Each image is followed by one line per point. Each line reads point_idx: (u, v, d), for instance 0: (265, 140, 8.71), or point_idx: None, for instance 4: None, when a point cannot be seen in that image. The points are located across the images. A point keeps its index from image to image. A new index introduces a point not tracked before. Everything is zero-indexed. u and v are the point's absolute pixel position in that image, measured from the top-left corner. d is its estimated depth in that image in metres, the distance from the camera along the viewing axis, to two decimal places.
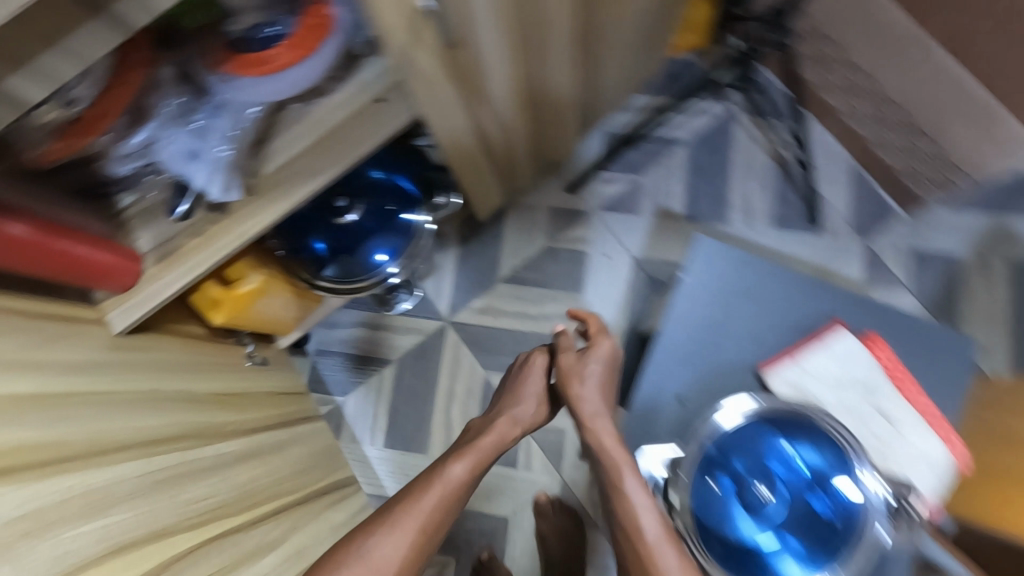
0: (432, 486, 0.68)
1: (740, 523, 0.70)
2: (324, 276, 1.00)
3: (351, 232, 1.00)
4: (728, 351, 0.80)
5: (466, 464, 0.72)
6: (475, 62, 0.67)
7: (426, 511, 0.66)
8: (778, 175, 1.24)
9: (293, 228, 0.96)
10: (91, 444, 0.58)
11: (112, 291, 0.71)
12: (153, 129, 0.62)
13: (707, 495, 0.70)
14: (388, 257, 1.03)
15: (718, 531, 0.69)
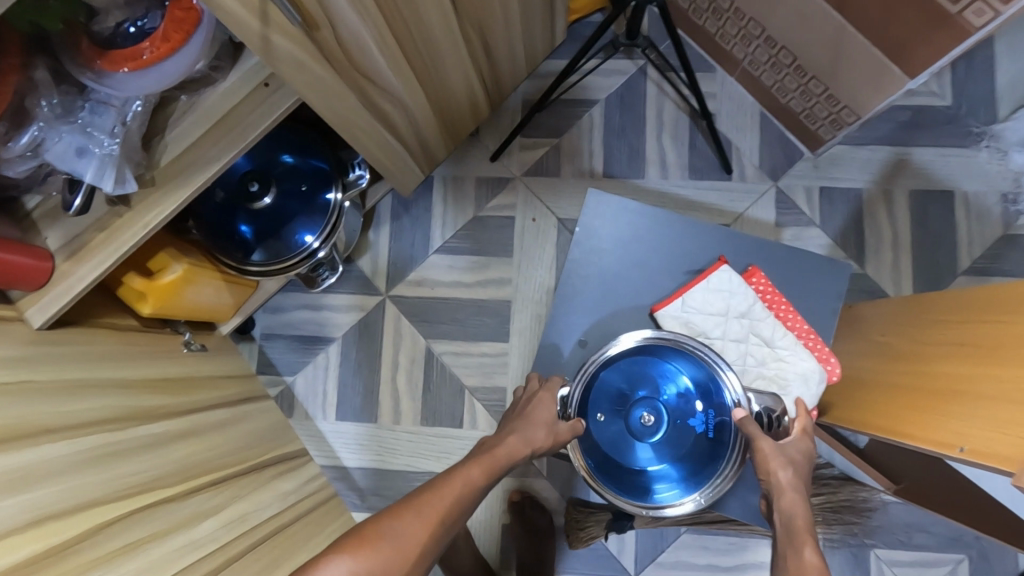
0: (450, 488, 0.60)
1: (626, 443, 0.79)
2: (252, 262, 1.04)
3: (272, 216, 1.04)
4: (625, 295, 0.85)
5: (481, 469, 0.64)
6: (342, 41, 0.70)
7: (441, 509, 0.59)
8: (690, 127, 1.28)
9: (214, 218, 1.00)
10: (11, 427, 0.62)
11: (27, 290, 0.74)
12: (38, 129, 0.65)
13: (592, 423, 0.79)
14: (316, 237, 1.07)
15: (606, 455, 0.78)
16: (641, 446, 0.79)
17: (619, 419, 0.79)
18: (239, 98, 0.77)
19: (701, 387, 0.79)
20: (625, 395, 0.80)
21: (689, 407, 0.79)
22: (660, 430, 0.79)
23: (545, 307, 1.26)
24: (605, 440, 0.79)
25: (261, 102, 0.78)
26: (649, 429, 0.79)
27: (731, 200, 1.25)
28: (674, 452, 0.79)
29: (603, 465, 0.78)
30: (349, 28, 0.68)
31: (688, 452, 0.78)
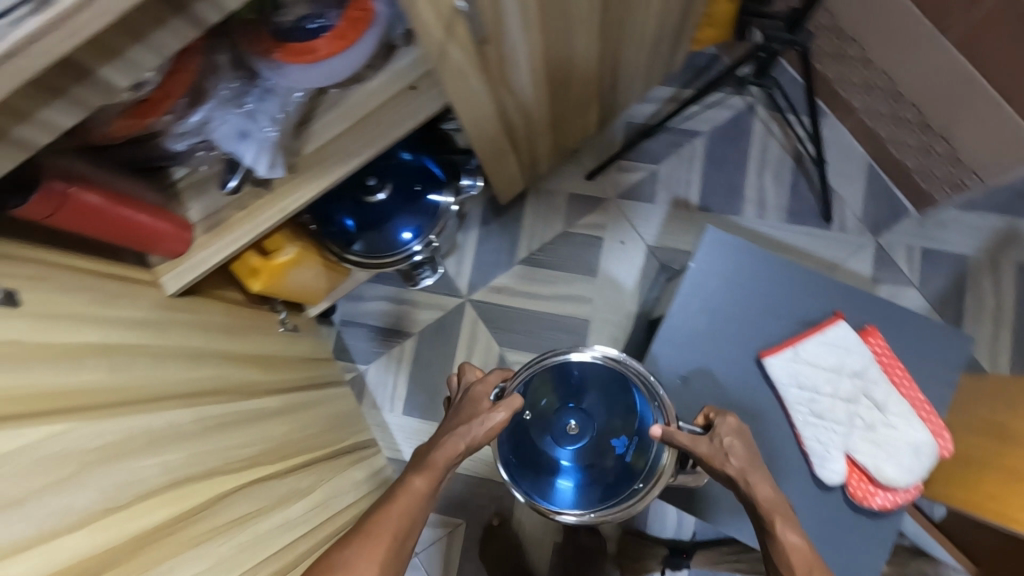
0: (398, 504, 0.65)
1: (553, 445, 0.80)
2: (352, 251, 1.06)
3: (378, 210, 1.06)
4: (729, 336, 0.84)
5: (427, 478, 0.68)
6: (502, 56, 0.71)
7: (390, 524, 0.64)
8: (794, 170, 1.26)
9: (325, 205, 1.03)
10: (152, 389, 0.65)
11: (165, 257, 0.78)
12: (207, 110, 0.68)
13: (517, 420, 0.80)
14: (413, 236, 1.08)
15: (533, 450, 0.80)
16: (563, 451, 0.80)
17: (550, 421, 0.81)
18: (386, 96, 0.79)
19: (631, 406, 0.80)
20: (559, 399, 0.81)
21: (619, 424, 0.80)
22: (583, 444, 0.80)
23: (623, 332, 1.25)
24: (524, 438, 0.81)
25: (407, 103, 0.79)
26: (573, 438, 0.80)
27: (828, 249, 1.23)
28: (579, 467, 0.79)
29: (524, 461, 0.80)
30: (513, 45, 0.69)
31: (600, 469, 0.79)
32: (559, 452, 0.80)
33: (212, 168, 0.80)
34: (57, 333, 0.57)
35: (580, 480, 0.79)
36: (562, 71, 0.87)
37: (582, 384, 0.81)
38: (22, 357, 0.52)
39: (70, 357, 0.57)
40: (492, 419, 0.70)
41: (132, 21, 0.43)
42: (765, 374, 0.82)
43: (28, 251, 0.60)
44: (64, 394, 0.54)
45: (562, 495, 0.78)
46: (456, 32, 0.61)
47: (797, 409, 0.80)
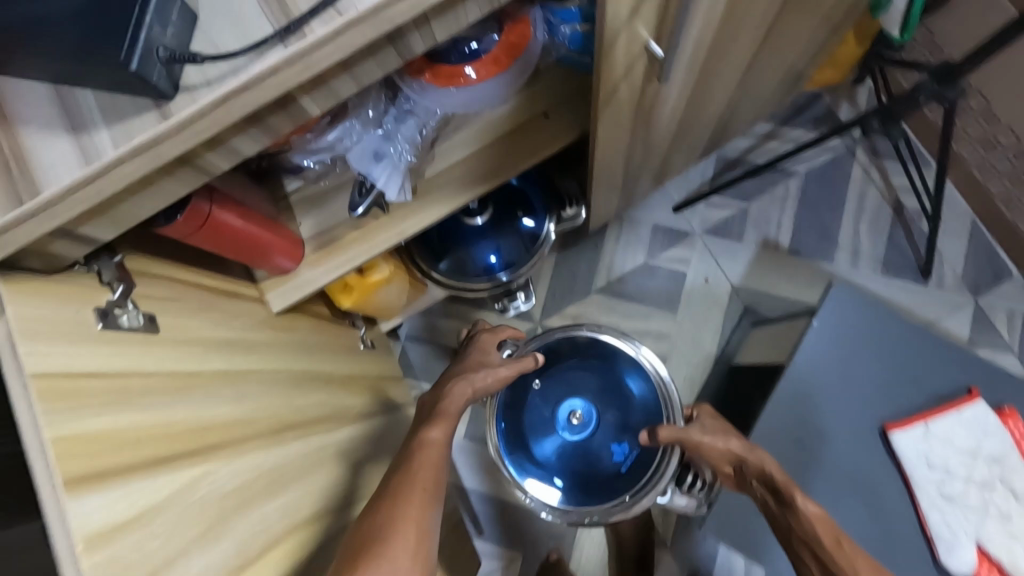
0: (426, 456, 0.67)
1: (550, 431, 0.96)
2: (438, 270, 1.01)
3: (470, 232, 1.01)
4: (850, 403, 0.79)
5: (443, 430, 0.72)
6: (658, 96, 0.66)
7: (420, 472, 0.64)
8: (893, 220, 1.21)
9: None
10: (267, 422, 0.61)
11: (272, 273, 0.74)
12: (345, 127, 0.64)
13: (525, 389, 0.97)
14: (498, 262, 1.03)
15: (526, 421, 0.97)
16: (556, 441, 0.96)
17: (556, 411, 0.97)
18: (517, 123, 0.75)
19: (637, 416, 0.95)
20: (566, 386, 0.98)
21: (619, 434, 0.95)
22: (581, 440, 0.96)
23: (701, 374, 1.21)
24: (526, 423, 0.97)
25: (538, 132, 0.75)
26: (574, 432, 0.96)
27: (923, 306, 1.18)
28: (567, 463, 0.95)
29: (515, 437, 0.96)
30: (673, 86, 0.65)
31: (584, 470, 0.94)
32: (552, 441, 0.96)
33: (330, 183, 0.75)
34: (189, 362, 0.53)
35: (559, 471, 0.94)
36: (694, 109, 0.82)
37: (602, 387, 0.97)
38: (162, 393, 0.48)
39: (200, 389, 0.53)
40: (497, 372, 0.81)
41: (348, 52, 0.39)
42: (889, 449, 0.77)
43: (158, 265, 0.57)
44: (197, 433, 0.50)
45: (535, 471, 0.94)
46: (634, 73, 0.57)
47: (924, 490, 0.76)
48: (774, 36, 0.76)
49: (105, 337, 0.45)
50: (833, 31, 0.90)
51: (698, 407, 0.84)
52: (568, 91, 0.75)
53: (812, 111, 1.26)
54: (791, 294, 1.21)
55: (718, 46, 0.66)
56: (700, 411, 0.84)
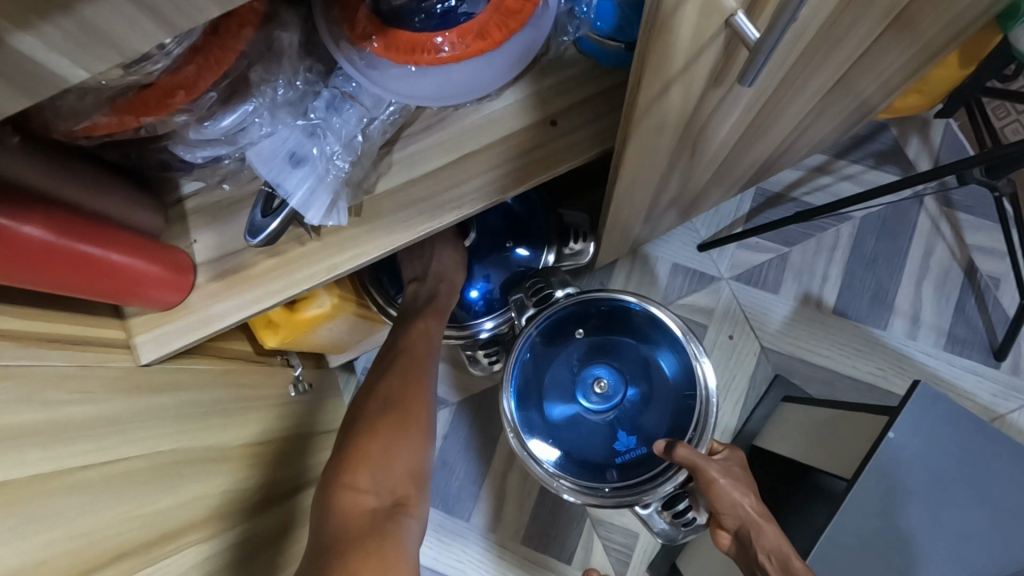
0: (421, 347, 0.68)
1: (565, 390, 0.77)
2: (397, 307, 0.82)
3: None
4: (933, 547, 0.61)
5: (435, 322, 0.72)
6: (719, 112, 0.45)
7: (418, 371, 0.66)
8: (962, 285, 1.00)
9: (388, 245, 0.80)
10: (73, 560, 0.39)
11: (150, 309, 0.53)
12: (248, 112, 0.43)
13: (561, 337, 0.78)
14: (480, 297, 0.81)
15: (548, 371, 0.78)
16: (568, 404, 0.77)
17: (579, 371, 0.78)
18: (511, 128, 0.53)
19: (662, 410, 0.75)
20: (606, 346, 0.78)
21: (636, 425, 0.75)
22: (597, 412, 0.76)
23: None
24: (547, 375, 0.78)
25: (539, 145, 0.53)
26: (593, 403, 0.76)
27: (991, 394, 0.97)
28: (572, 431, 0.76)
29: (530, 386, 0.77)
30: (743, 100, 0.43)
31: (589, 445, 0.75)
32: (565, 401, 0.77)
33: (243, 189, 0.54)
34: None
35: (559, 435, 0.75)
36: (752, 132, 0.61)
37: (642, 368, 0.77)
38: None
39: None
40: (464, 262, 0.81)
41: None
42: None
43: None
44: None
45: (533, 427, 0.75)
46: (695, 70, 0.35)
47: None
48: (878, 43, 0.55)
49: None
50: (937, 48, 0.69)
51: (727, 447, 0.67)
52: (588, 92, 0.54)
53: (875, 146, 1.05)
54: (833, 362, 1.00)
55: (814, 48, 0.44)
56: (728, 451, 0.67)
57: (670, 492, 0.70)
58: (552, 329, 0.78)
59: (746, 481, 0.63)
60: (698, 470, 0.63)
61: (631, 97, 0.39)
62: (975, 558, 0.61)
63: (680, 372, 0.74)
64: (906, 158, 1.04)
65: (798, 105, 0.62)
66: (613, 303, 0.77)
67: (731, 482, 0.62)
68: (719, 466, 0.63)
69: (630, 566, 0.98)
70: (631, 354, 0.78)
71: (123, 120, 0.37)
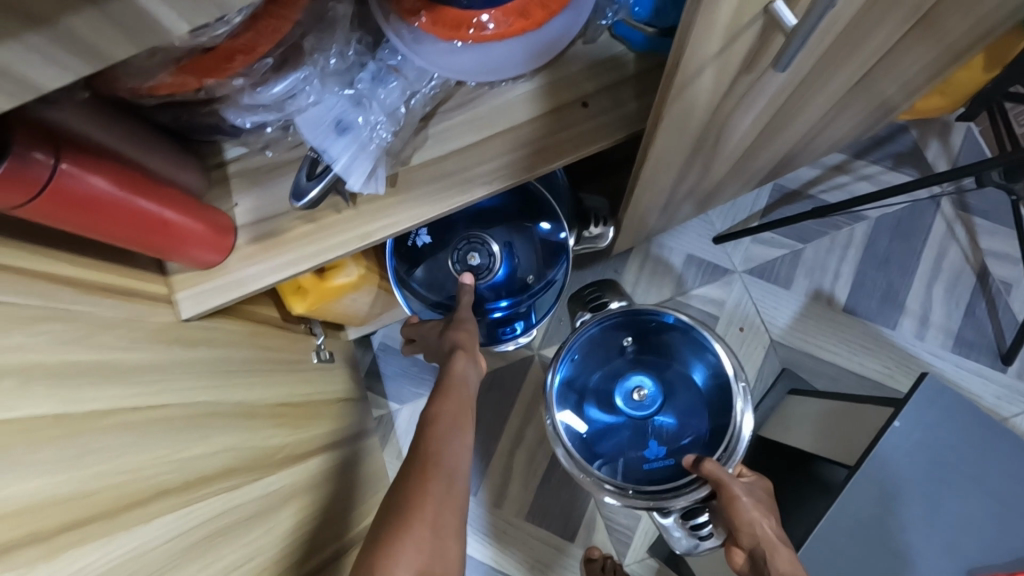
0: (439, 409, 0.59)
1: (605, 393, 0.79)
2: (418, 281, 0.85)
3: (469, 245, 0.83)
4: (931, 536, 0.63)
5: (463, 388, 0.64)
6: (748, 100, 0.47)
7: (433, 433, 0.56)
8: (974, 289, 1.01)
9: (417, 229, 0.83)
10: (122, 492, 0.41)
11: (191, 267, 0.55)
12: (298, 80, 0.45)
13: (610, 341, 0.80)
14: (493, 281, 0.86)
15: (592, 371, 0.80)
16: (606, 407, 0.78)
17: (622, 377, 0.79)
18: (547, 107, 0.55)
19: (699, 430, 0.75)
20: (651, 358, 0.79)
21: (670, 438, 0.76)
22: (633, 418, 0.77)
23: None
24: (589, 375, 0.80)
25: (569, 126, 0.55)
26: (630, 408, 0.77)
27: (995, 396, 0.98)
28: (606, 435, 0.77)
29: (571, 382, 0.79)
30: (772, 88, 0.45)
31: (619, 448, 0.76)
32: (604, 404, 0.79)
33: (284, 156, 0.56)
34: None
35: (592, 438, 0.76)
36: (778, 124, 0.62)
37: (684, 385, 0.77)
38: None
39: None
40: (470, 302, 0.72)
41: None
42: None
43: None
44: None
45: (567, 420, 0.77)
46: (730, 54, 0.37)
47: None
48: (907, 39, 0.56)
49: None
50: (963, 49, 0.70)
51: (754, 475, 0.67)
52: (621, 76, 0.55)
53: (896, 147, 1.05)
54: (840, 359, 1.01)
55: (844, 39, 0.46)
56: (755, 477, 0.66)
57: (694, 503, 0.69)
58: (600, 334, 0.80)
59: (767, 505, 0.62)
60: (721, 486, 0.63)
61: (667, 78, 0.41)
62: (971, 547, 0.62)
63: (721, 399, 0.74)
64: (925, 160, 1.05)
65: (824, 99, 0.63)
66: (663, 317, 0.78)
67: (755, 503, 0.61)
68: (743, 486, 0.63)
69: (631, 547, 1.00)
70: (677, 369, 0.78)
71: (185, 80, 0.39)
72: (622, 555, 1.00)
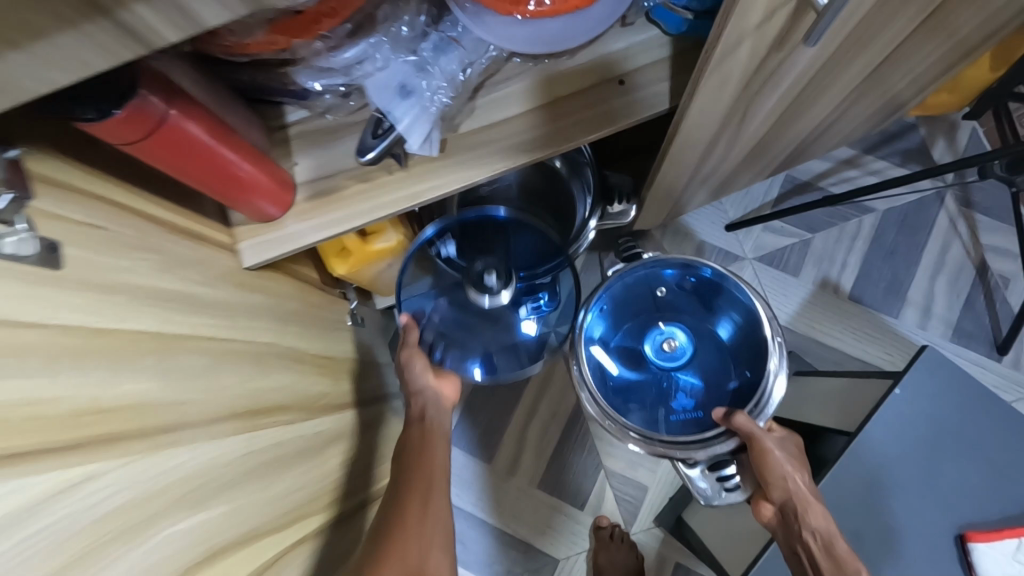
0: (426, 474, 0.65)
1: (635, 346, 0.84)
2: None
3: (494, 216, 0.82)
4: (927, 496, 0.67)
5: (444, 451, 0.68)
6: (775, 79, 0.51)
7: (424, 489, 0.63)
8: (974, 281, 1.06)
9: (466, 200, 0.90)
10: (201, 409, 0.46)
11: (253, 218, 0.60)
12: (368, 46, 0.50)
13: (645, 295, 0.85)
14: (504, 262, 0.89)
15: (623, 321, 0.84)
16: (636, 361, 0.83)
17: (651, 330, 0.84)
18: (568, 90, 0.60)
19: (726, 383, 0.80)
20: (682, 314, 0.85)
21: (695, 388, 0.81)
22: (660, 368, 0.82)
23: None
24: (621, 326, 0.84)
25: (606, 100, 0.60)
26: (660, 359, 0.82)
27: (992, 385, 1.03)
28: (631, 386, 0.81)
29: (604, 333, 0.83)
30: (798, 68, 0.50)
31: (645, 396, 0.80)
32: (632, 355, 0.83)
33: (342, 119, 0.61)
34: (102, 316, 0.38)
35: (619, 385, 0.81)
36: (799, 108, 0.67)
37: (712, 342, 0.83)
38: (39, 356, 0.33)
39: (110, 354, 0.38)
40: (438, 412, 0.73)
41: None
42: (966, 562, 0.65)
43: (84, 177, 0.42)
44: (85, 416, 0.35)
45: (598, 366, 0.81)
46: (764, 32, 0.42)
47: None
48: (921, 32, 0.61)
49: None
50: (970, 48, 0.75)
51: (784, 430, 0.71)
52: (656, 57, 0.60)
53: (904, 144, 1.10)
54: (845, 344, 1.06)
55: (865, 25, 0.50)
56: (785, 432, 0.71)
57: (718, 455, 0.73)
58: (630, 291, 0.84)
59: (796, 456, 0.68)
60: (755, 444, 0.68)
61: (707, 51, 0.45)
62: (964, 509, 0.67)
63: (752, 352, 0.79)
64: (932, 157, 1.09)
65: (840, 89, 0.68)
66: (692, 269, 0.82)
67: (788, 458, 0.66)
68: (775, 441, 0.68)
69: (638, 516, 1.05)
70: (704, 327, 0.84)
71: (275, 39, 0.44)
72: (628, 524, 1.05)
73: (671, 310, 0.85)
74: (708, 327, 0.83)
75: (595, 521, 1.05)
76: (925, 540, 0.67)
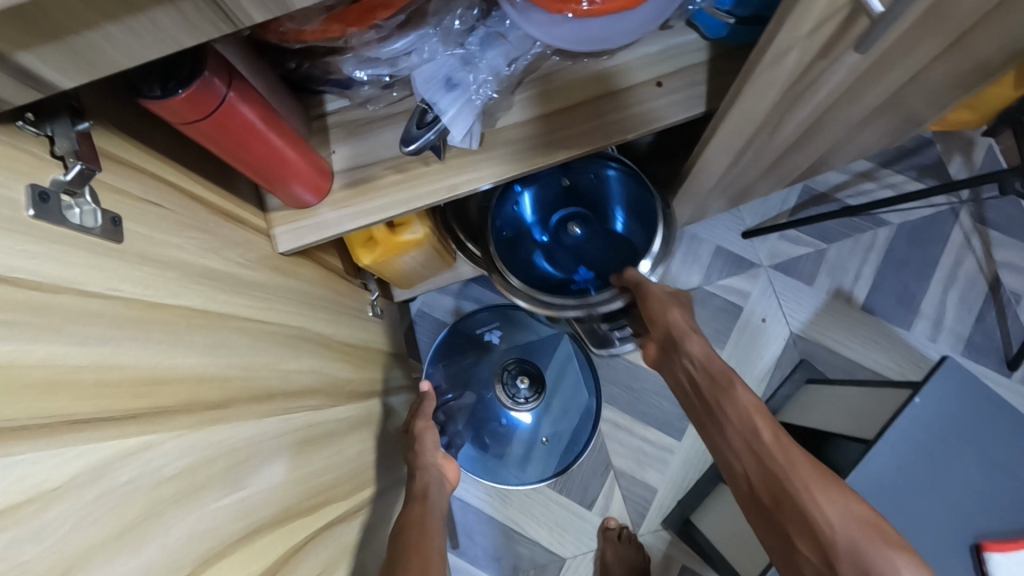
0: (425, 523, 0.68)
1: (543, 240, 0.93)
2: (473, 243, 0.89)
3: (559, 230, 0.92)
4: (942, 506, 0.68)
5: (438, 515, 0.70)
6: (815, 87, 0.52)
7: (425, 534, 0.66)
8: (985, 297, 1.07)
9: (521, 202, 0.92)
10: (242, 388, 0.47)
11: (287, 204, 0.61)
12: (417, 38, 0.50)
13: (553, 183, 0.92)
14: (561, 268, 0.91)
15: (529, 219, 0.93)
16: (545, 250, 0.92)
17: (550, 221, 0.93)
18: (574, 99, 0.61)
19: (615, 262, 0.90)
20: (580, 208, 0.93)
21: (596, 265, 0.91)
22: (563, 249, 0.92)
23: None
24: (526, 222, 0.93)
25: (641, 102, 0.61)
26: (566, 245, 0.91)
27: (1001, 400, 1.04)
28: (547, 276, 0.91)
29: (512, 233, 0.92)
30: (838, 76, 0.50)
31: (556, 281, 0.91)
32: (544, 250, 0.93)
33: (381, 110, 0.62)
34: (156, 291, 0.39)
35: (535, 279, 0.90)
36: (828, 118, 0.68)
37: (604, 232, 0.92)
38: (103, 325, 0.33)
39: (164, 329, 0.39)
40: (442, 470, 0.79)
41: None
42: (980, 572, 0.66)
43: (142, 155, 0.42)
44: (141, 388, 0.35)
45: (515, 263, 0.90)
46: (815, 37, 0.42)
47: None
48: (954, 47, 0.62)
49: (32, 229, 0.30)
50: (994, 67, 0.76)
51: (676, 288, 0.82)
52: (693, 60, 0.61)
53: (921, 159, 1.11)
54: (858, 354, 1.07)
55: (905, 37, 0.51)
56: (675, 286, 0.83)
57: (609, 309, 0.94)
58: (542, 195, 0.93)
59: (681, 305, 0.80)
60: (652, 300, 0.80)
61: (756, 55, 0.46)
62: (978, 519, 0.68)
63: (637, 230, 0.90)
64: (948, 173, 1.10)
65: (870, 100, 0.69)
66: (596, 158, 0.90)
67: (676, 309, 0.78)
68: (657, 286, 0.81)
69: (646, 518, 1.05)
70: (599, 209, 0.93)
71: (330, 27, 0.45)
72: (636, 526, 1.05)
73: (586, 197, 0.93)
74: (608, 208, 0.92)
75: (603, 522, 1.05)
76: (939, 549, 0.67)
